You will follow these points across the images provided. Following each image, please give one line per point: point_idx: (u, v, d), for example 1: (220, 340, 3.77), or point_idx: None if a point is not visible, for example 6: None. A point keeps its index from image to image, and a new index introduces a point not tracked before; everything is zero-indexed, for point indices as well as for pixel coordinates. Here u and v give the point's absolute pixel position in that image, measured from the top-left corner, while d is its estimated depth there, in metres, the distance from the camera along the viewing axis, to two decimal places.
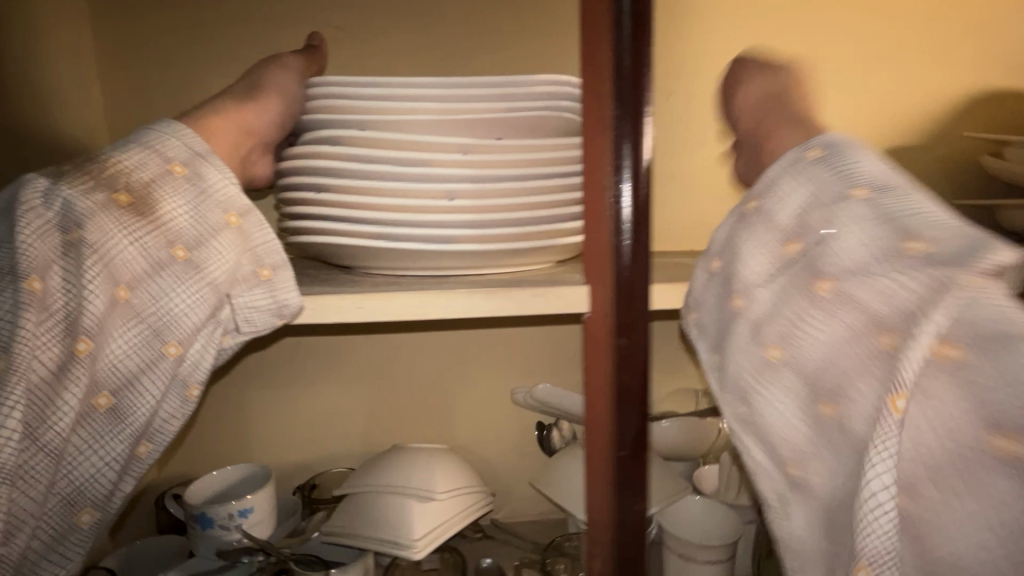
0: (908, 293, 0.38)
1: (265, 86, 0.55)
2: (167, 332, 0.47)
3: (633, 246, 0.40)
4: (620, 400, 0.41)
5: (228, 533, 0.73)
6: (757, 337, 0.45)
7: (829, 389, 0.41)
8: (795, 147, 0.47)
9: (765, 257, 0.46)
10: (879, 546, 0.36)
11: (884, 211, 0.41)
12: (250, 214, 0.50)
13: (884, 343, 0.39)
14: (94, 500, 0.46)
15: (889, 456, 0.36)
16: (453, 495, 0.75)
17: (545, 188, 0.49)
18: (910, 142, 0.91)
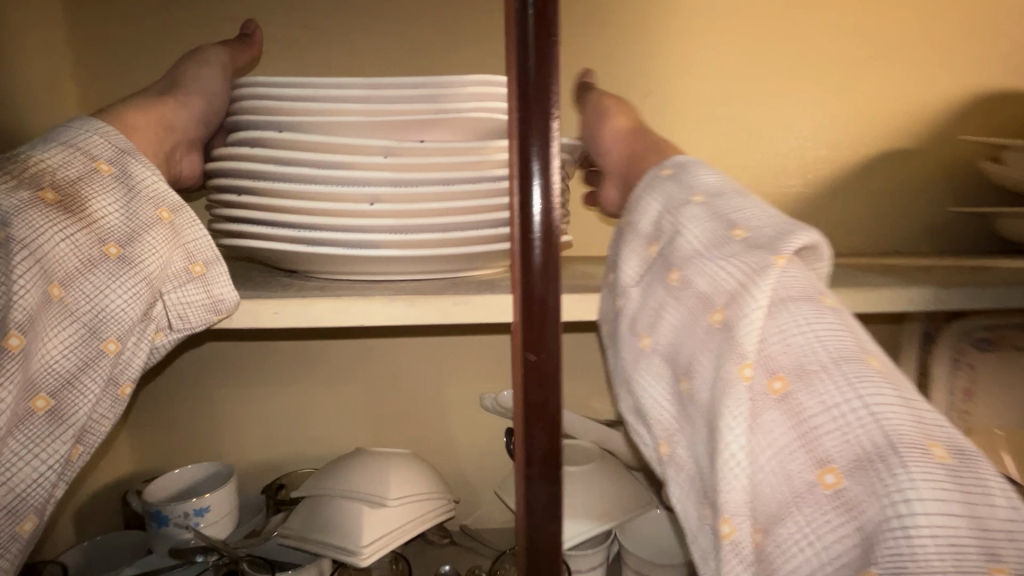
0: (733, 272, 0.41)
1: (185, 86, 0.60)
2: (105, 329, 0.45)
3: (542, 262, 0.38)
4: (531, 417, 0.39)
5: (182, 532, 0.73)
6: (632, 329, 0.47)
7: (683, 368, 0.43)
8: (652, 169, 0.52)
9: (635, 264, 0.48)
10: (734, 502, 0.38)
11: (716, 211, 0.44)
12: (182, 210, 0.49)
13: (713, 319, 0.41)
14: (34, 507, 0.43)
15: (735, 418, 0.38)
16: (406, 501, 0.74)
17: (472, 194, 0.48)
18: (888, 147, 0.89)
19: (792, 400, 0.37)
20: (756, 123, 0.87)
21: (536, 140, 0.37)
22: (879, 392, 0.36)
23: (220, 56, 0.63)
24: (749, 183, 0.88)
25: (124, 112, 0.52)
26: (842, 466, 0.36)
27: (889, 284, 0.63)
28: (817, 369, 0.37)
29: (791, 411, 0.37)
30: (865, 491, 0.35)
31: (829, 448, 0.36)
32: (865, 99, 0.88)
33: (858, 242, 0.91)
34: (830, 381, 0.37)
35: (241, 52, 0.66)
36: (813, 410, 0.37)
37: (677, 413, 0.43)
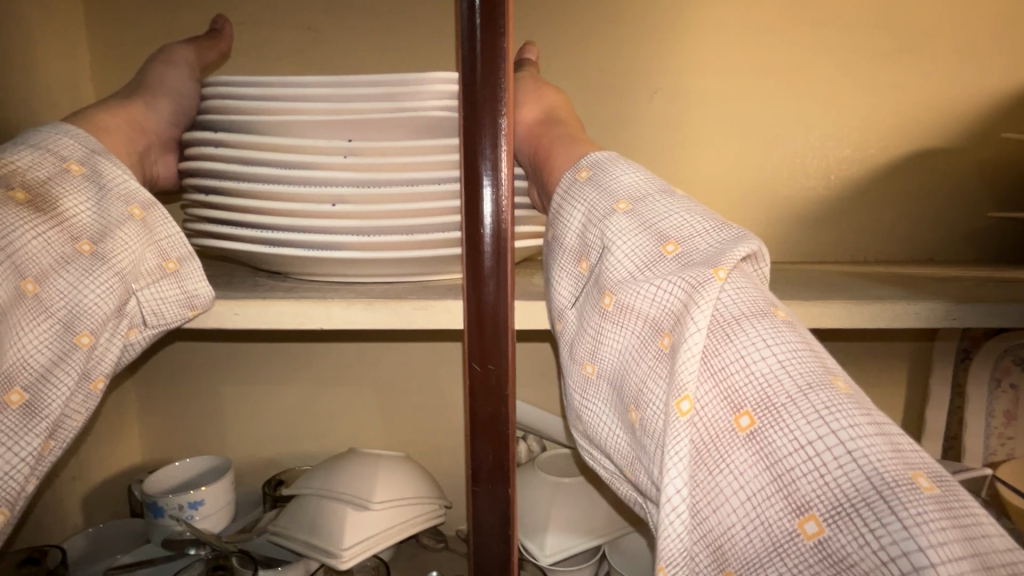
0: (676, 292, 0.39)
1: (156, 89, 0.61)
2: (79, 322, 0.46)
3: (493, 276, 0.36)
4: (476, 431, 0.37)
5: (177, 524, 0.75)
6: (574, 354, 0.45)
7: (630, 396, 0.40)
8: (568, 172, 0.49)
9: (569, 282, 0.47)
10: (675, 548, 0.36)
11: (643, 220, 0.43)
12: (154, 207, 0.51)
13: (661, 343, 0.39)
14: (4, 501, 0.43)
15: (678, 456, 0.36)
16: (391, 505, 0.73)
17: (435, 195, 0.48)
18: (917, 148, 0.82)
19: (759, 437, 0.35)
20: (768, 121, 0.82)
21: (487, 146, 0.35)
22: (853, 423, 0.33)
23: (186, 55, 0.64)
24: (760, 185, 0.83)
25: (100, 117, 0.55)
26: (822, 513, 0.33)
27: (895, 295, 0.58)
28: (777, 400, 0.35)
29: (760, 449, 0.35)
30: (852, 543, 0.32)
31: (808, 493, 0.33)
32: (889, 95, 0.81)
33: (880, 249, 0.85)
34: (795, 414, 0.34)
35: (206, 48, 0.67)
36: (785, 449, 0.34)
37: (629, 444, 0.41)
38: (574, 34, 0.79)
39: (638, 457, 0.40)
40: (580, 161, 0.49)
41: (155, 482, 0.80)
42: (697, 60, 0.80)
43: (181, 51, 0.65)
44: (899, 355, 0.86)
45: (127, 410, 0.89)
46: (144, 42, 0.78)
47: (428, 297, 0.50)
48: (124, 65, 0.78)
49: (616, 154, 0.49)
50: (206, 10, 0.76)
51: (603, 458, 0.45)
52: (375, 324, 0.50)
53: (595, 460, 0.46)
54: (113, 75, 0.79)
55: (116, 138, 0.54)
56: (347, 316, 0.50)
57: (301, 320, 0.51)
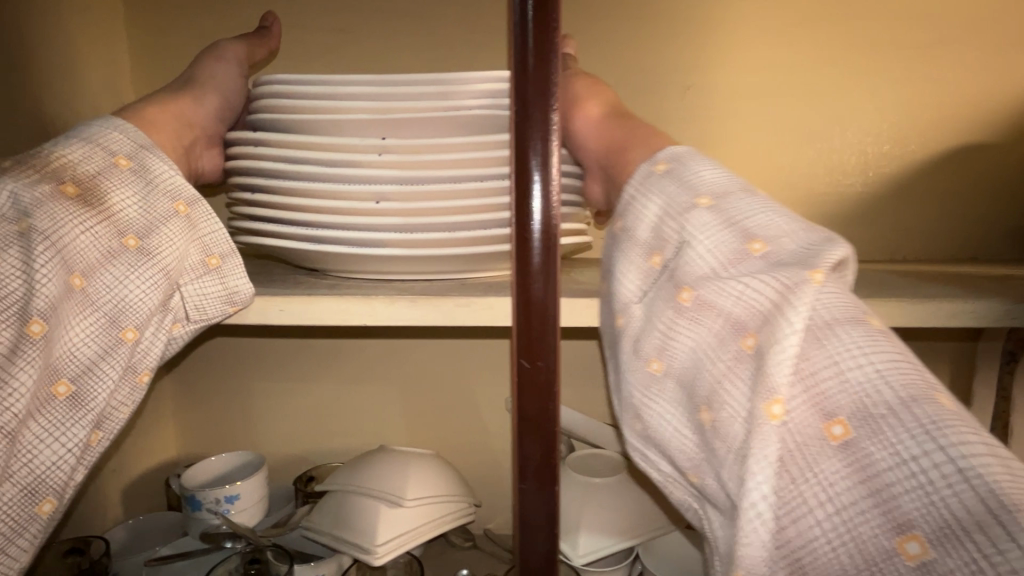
0: (765, 296, 0.38)
1: (205, 84, 0.62)
2: (125, 317, 0.47)
3: (541, 268, 0.36)
4: (522, 426, 0.37)
5: (213, 517, 0.76)
6: (639, 350, 0.44)
7: (705, 396, 0.40)
8: (643, 165, 0.49)
9: (636, 276, 0.46)
10: (758, 554, 0.36)
11: (728, 218, 0.43)
12: (198, 204, 0.52)
13: (744, 344, 0.39)
14: (53, 488, 0.45)
15: (764, 461, 0.35)
16: (423, 502, 0.73)
17: (477, 191, 0.48)
18: (961, 143, 0.80)
19: (855, 448, 0.35)
20: (805, 117, 0.80)
21: (536, 137, 0.35)
22: (966, 443, 0.32)
23: (236, 53, 0.65)
24: (796, 181, 0.82)
25: (149, 112, 0.56)
26: (927, 533, 0.32)
27: (944, 293, 0.56)
28: (876, 411, 0.34)
29: (856, 459, 0.34)
30: (957, 564, 0.31)
31: (911, 510, 0.33)
32: (933, 88, 0.79)
33: (924, 246, 0.82)
34: (896, 427, 0.34)
35: (256, 46, 0.68)
36: (886, 464, 0.34)
37: (698, 444, 0.41)
38: (603, 31, 0.79)
39: (709, 458, 0.40)
40: (654, 155, 0.50)
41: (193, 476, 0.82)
42: (731, 54, 0.79)
43: (231, 46, 0.66)
44: (940, 355, 0.83)
45: (164, 406, 0.91)
46: (182, 44, 0.79)
47: (470, 293, 0.51)
48: (161, 66, 0.80)
49: (692, 148, 0.49)
50: (243, 12, 0.78)
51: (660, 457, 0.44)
52: (415, 320, 0.51)
53: (647, 457, 0.45)
54: (155, 78, 0.80)
55: (165, 134, 0.56)
56: (387, 313, 0.51)
57: (343, 316, 0.51)
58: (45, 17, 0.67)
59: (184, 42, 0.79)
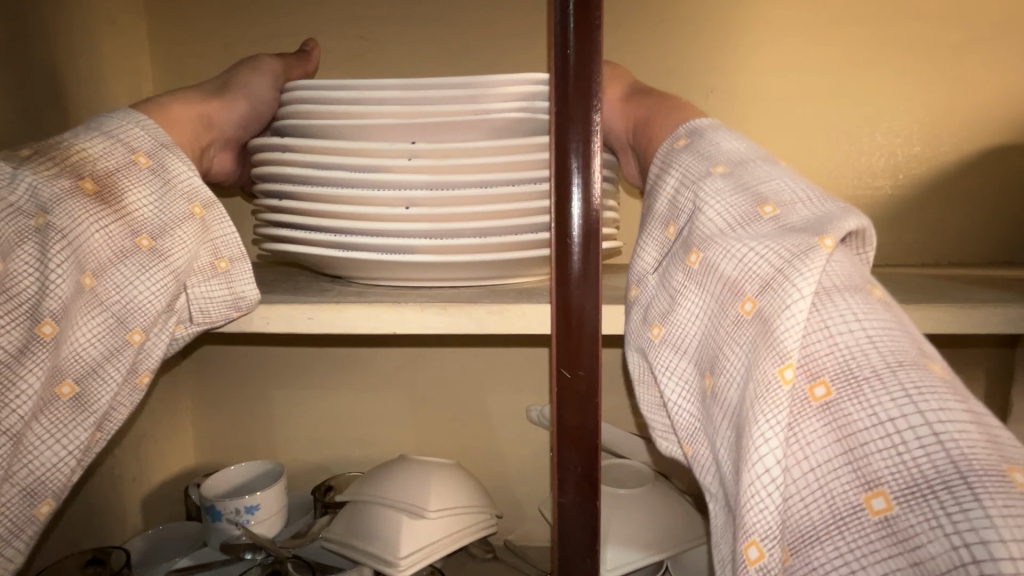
0: (767, 259, 0.37)
1: (234, 86, 0.62)
2: (133, 318, 0.47)
3: (582, 269, 0.38)
4: (564, 437, 0.38)
5: (233, 528, 0.75)
6: (646, 318, 0.43)
7: (708, 361, 0.40)
8: (665, 142, 0.48)
9: (654, 249, 0.45)
10: (766, 521, 0.34)
11: (741, 183, 0.41)
12: (213, 207, 0.51)
13: (743, 309, 0.37)
14: (52, 489, 0.45)
15: (767, 422, 0.34)
16: (444, 514, 0.72)
17: (508, 197, 0.47)
18: (995, 143, 0.78)
19: (835, 407, 0.33)
20: (833, 118, 0.78)
21: (578, 141, 0.38)
22: (942, 407, 0.31)
23: (273, 65, 0.64)
24: (825, 184, 0.80)
25: (172, 104, 0.56)
26: (894, 491, 0.31)
27: (987, 298, 0.54)
28: (860, 373, 0.33)
29: (834, 420, 0.33)
30: (920, 524, 0.30)
31: (880, 469, 0.31)
32: (966, 87, 0.77)
33: (958, 249, 0.80)
34: (878, 389, 0.32)
35: (296, 62, 0.68)
36: (861, 423, 0.32)
37: (697, 411, 0.41)
38: (625, 35, 0.78)
39: (709, 423, 0.40)
40: (679, 130, 0.48)
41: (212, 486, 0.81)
42: (755, 53, 0.77)
43: (270, 58, 0.65)
44: (977, 362, 0.80)
45: (183, 414, 0.90)
46: (203, 53, 0.79)
47: (501, 300, 0.50)
48: (184, 77, 0.80)
49: (717, 123, 0.47)
50: (265, 19, 0.78)
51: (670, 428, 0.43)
52: (444, 327, 0.50)
53: (661, 433, 0.44)
54: (178, 82, 0.80)
55: (180, 130, 0.56)
56: (414, 321, 0.50)
57: (371, 323, 0.50)
58: (68, 26, 0.68)
59: (206, 50, 0.79)
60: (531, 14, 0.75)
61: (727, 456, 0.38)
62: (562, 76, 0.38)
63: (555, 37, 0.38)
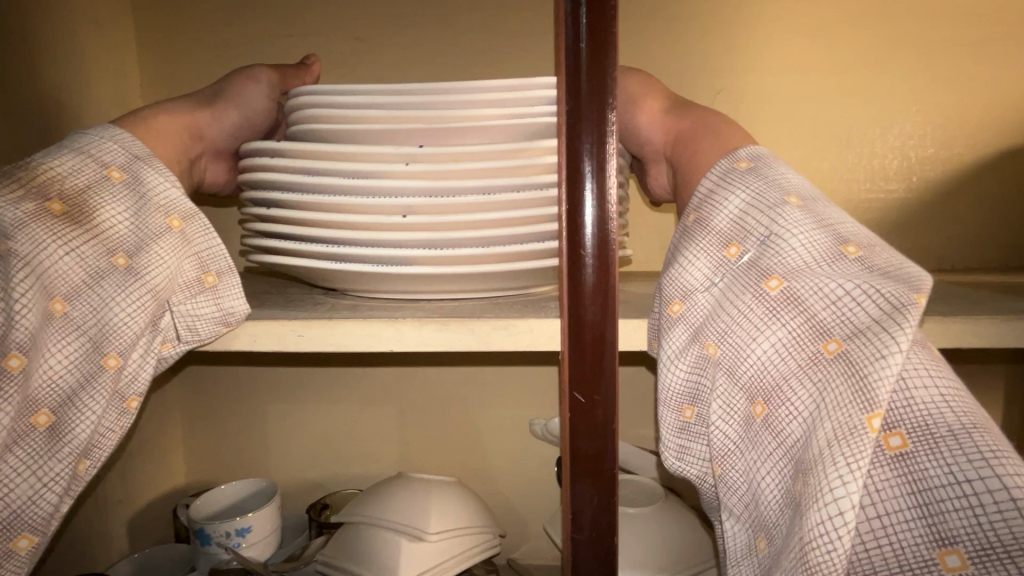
0: (862, 307, 0.36)
1: (227, 98, 0.59)
2: (110, 342, 0.44)
3: (596, 283, 0.36)
4: (575, 473, 0.38)
5: (224, 552, 0.71)
6: (694, 336, 0.42)
7: (765, 389, 0.38)
8: (722, 160, 0.45)
9: (705, 263, 0.42)
10: (828, 557, 0.33)
11: (819, 218, 0.40)
12: (193, 218, 0.48)
13: (825, 348, 0.37)
14: (30, 524, 0.41)
15: (852, 466, 0.33)
16: (446, 537, 0.68)
17: (514, 204, 0.44)
18: (1013, 144, 0.75)
19: (909, 460, 0.33)
20: (847, 121, 0.76)
21: (591, 145, 0.36)
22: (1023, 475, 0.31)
23: (270, 74, 0.61)
24: (838, 189, 0.77)
25: (153, 118, 0.53)
26: (970, 550, 0.31)
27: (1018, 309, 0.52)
28: (938, 430, 0.33)
29: (908, 472, 0.33)
30: None
31: (957, 527, 0.32)
32: (983, 87, 0.74)
33: (975, 255, 0.77)
34: (955, 448, 0.32)
35: (293, 70, 0.64)
36: (939, 480, 0.32)
37: (738, 434, 0.40)
38: (633, 36, 0.75)
39: (751, 447, 0.39)
40: (735, 150, 0.46)
41: (203, 506, 0.77)
42: (767, 53, 0.75)
43: (263, 66, 0.62)
44: (995, 373, 0.77)
45: (174, 432, 0.87)
46: (195, 56, 0.76)
47: (507, 315, 0.47)
48: (175, 79, 0.77)
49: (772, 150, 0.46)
50: (258, 21, 0.75)
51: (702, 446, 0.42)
52: (445, 345, 0.47)
53: (687, 455, 0.43)
54: (184, 85, 0.77)
55: (165, 145, 0.53)
56: (413, 336, 0.47)
57: (366, 341, 0.47)
58: (55, 27, 0.65)
59: (197, 54, 0.76)
60: (532, 17, 0.73)
61: (773, 485, 0.38)
62: (573, 70, 0.35)
63: (564, 27, 0.35)
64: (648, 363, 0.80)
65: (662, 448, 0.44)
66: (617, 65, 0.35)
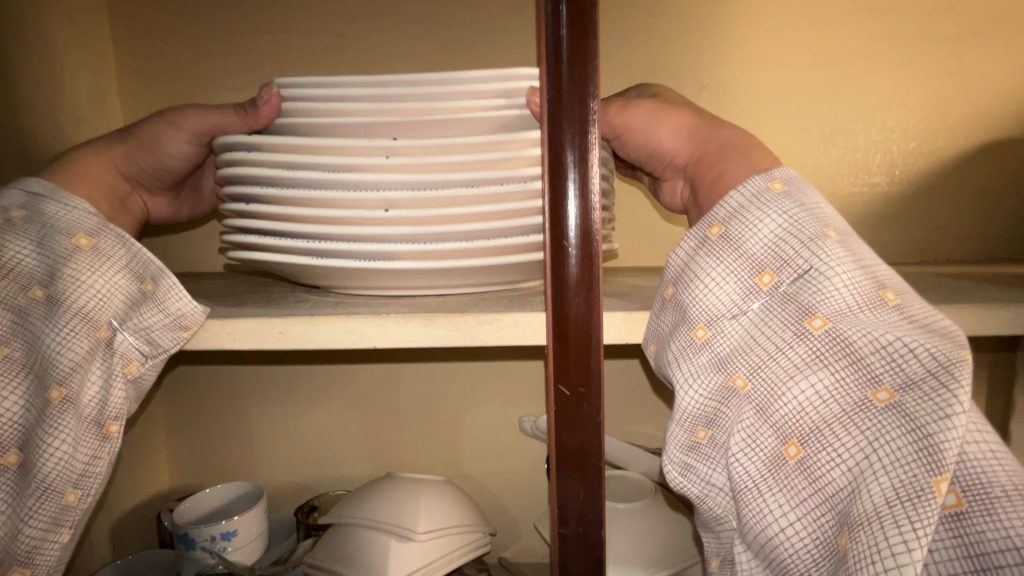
0: (917, 358, 0.38)
1: (161, 150, 0.52)
2: (49, 374, 0.44)
3: (580, 273, 0.36)
4: (561, 468, 0.38)
5: (208, 556, 0.70)
6: (719, 365, 0.42)
7: (803, 432, 0.39)
8: (757, 176, 0.45)
9: (735, 288, 0.43)
10: None
11: (856, 255, 0.42)
12: (103, 233, 0.47)
13: (875, 396, 0.38)
14: (18, 558, 0.44)
15: (914, 527, 0.34)
16: (435, 536, 0.68)
17: (501, 196, 0.44)
18: (993, 137, 0.76)
19: (964, 520, 0.35)
20: (831, 115, 0.76)
21: (573, 135, 0.36)
22: None
23: (195, 121, 0.50)
24: (823, 183, 0.77)
25: (82, 176, 0.50)
26: None
27: (999, 298, 0.52)
28: (992, 491, 0.35)
29: (960, 531, 0.35)
30: None
31: None
32: (964, 80, 0.75)
33: (958, 248, 0.78)
34: (1010, 510, 0.34)
35: (234, 120, 0.49)
36: (995, 543, 0.34)
37: (766, 473, 0.39)
38: (619, 31, 0.75)
39: (781, 489, 0.39)
40: (769, 169, 0.46)
41: (186, 510, 0.75)
42: (753, 47, 0.75)
43: (195, 109, 0.51)
44: (976, 364, 0.78)
45: (158, 437, 0.85)
46: (174, 50, 0.75)
47: (491, 310, 0.47)
48: (154, 74, 0.75)
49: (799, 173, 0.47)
50: (239, 16, 0.74)
51: (714, 470, 0.42)
52: (429, 340, 0.46)
53: (691, 473, 0.43)
54: (166, 81, 0.75)
55: (101, 198, 0.50)
56: (398, 331, 0.46)
57: (349, 339, 0.46)
58: (28, 19, 0.63)
59: (178, 48, 0.74)
60: (518, 12, 0.72)
61: (804, 529, 0.38)
62: (555, 61, 0.35)
63: (546, 14, 0.34)
64: (636, 357, 0.80)
65: (665, 464, 0.43)
66: (597, 52, 0.35)
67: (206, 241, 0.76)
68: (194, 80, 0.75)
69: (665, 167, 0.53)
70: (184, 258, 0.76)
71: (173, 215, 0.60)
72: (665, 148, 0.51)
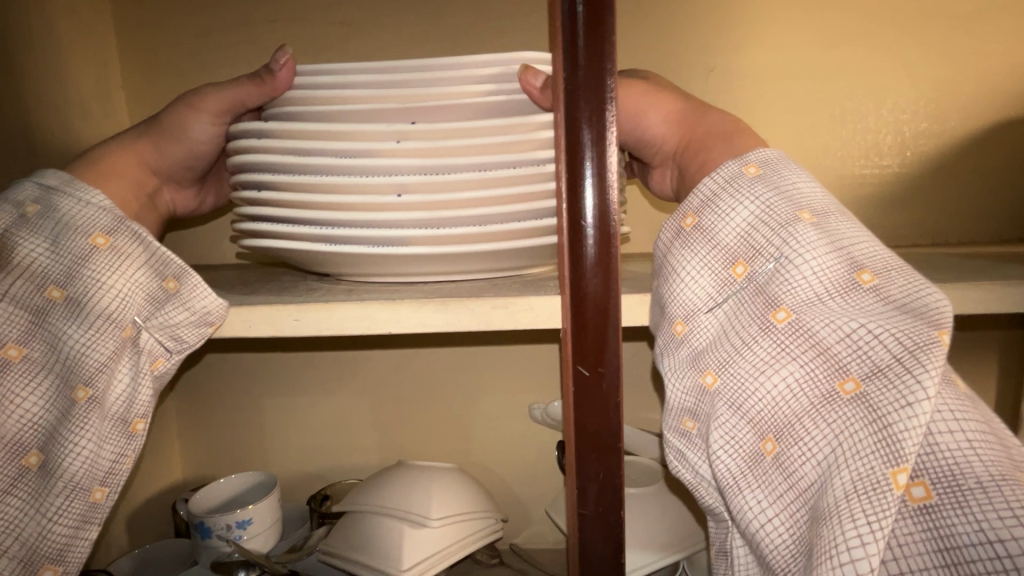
0: (882, 344, 0.37)
1: (183, 137, 0.52)
2: (76, 375, 0.45)
3: (598, 255, 0.36)
4: (581, 449, 0.38)
5: (225, 544, 0.71)
6: (695, 360, 0.43)
7: (777, 426, 0.39)
8: (734, 161, 0.45)
9: (710, 282, 0.43)
10: None
11: (832, 236, 0.41)
12: (119, 230, 0.47)
13: (841, 387, 0.37)
14: (50, 556, 0.44)
15: (872, 524, 0.33)
16: (449, 522, 0.68)
17: (513, 180, 0.44)
18: (1006, 116, 0.75)
19: (933, 513, 0.34)
20: (842, 96, 0.75)
21: (590, 115, 0.35)
22: None
23: (210, 101, 0.50)
24: (833, 165, 0.77)
25: (107, 170, 0.50)
26: None
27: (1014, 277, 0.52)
28: (966, 483, 0.34)
29: (932, 526, 0.34)
30: None
31: None
32: (977, 59, 0.74)
33: (970, 229, 0.77)
34: (985, 502, 0.33)
35: (247, 88, 0.48)
36: (966, 537, 0.33)
37: (744, 469, 0.40)
38: (626, 14, 0.74)
39: (759, 483, 0.39)
40: (746, 153, 0.45)
41: (201, 500, 0.76)
42: (762, 27, 0.74)
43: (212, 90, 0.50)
44: (990, 344, 0.78)
45: (170, 428, 0.86)
46: (177, 41, 0.74)
47: (506, 294, 0.47)
48: (156, 65, 0.75)
49: (782, 152, 0.46)
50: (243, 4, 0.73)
51: (701, 461, 0.42)
52: (444, 325, 0.46)
53: (684, 462, 0.43)
54: (170, 72, 0.75)
55: (125, 188, 0.51)
56: (411, 316, 0.46)
57: (363, 324, 0.47)
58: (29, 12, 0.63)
59: (182, 38, 0.74)
60: None
61: (782, 523, 0.38)
62: (570, 39, 0.35)
63: None
64: (647, 342, 0.80)
65: (664, 453, 0.44)
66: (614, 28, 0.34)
67: (215, 233, 0.76)
68: (197, 71, 0.74)
69: (659, 156, 0.53)
70: (192, 250, 0.76)
71: (197, 210, 0.60)
72: (652, 135, 0.51)
